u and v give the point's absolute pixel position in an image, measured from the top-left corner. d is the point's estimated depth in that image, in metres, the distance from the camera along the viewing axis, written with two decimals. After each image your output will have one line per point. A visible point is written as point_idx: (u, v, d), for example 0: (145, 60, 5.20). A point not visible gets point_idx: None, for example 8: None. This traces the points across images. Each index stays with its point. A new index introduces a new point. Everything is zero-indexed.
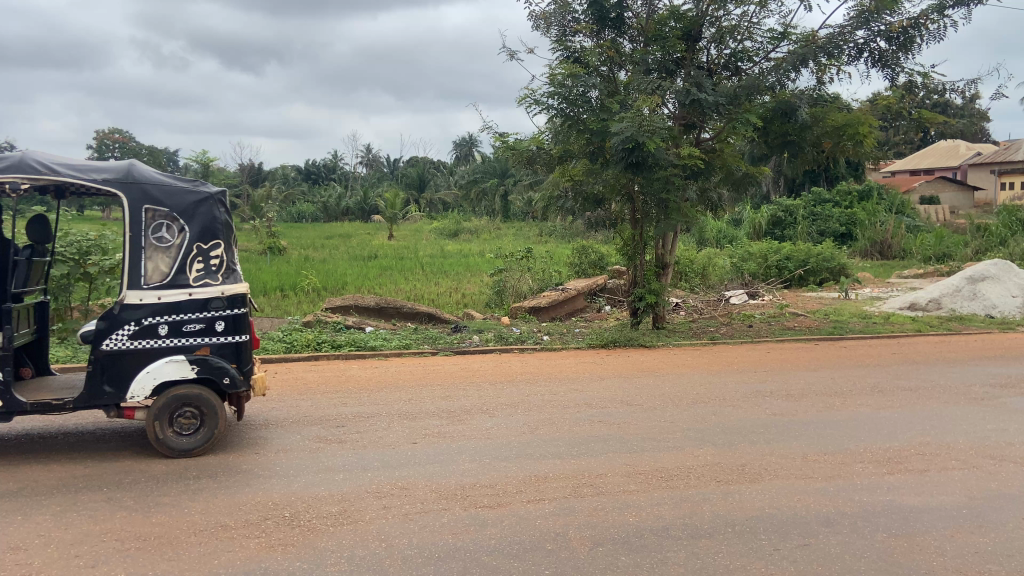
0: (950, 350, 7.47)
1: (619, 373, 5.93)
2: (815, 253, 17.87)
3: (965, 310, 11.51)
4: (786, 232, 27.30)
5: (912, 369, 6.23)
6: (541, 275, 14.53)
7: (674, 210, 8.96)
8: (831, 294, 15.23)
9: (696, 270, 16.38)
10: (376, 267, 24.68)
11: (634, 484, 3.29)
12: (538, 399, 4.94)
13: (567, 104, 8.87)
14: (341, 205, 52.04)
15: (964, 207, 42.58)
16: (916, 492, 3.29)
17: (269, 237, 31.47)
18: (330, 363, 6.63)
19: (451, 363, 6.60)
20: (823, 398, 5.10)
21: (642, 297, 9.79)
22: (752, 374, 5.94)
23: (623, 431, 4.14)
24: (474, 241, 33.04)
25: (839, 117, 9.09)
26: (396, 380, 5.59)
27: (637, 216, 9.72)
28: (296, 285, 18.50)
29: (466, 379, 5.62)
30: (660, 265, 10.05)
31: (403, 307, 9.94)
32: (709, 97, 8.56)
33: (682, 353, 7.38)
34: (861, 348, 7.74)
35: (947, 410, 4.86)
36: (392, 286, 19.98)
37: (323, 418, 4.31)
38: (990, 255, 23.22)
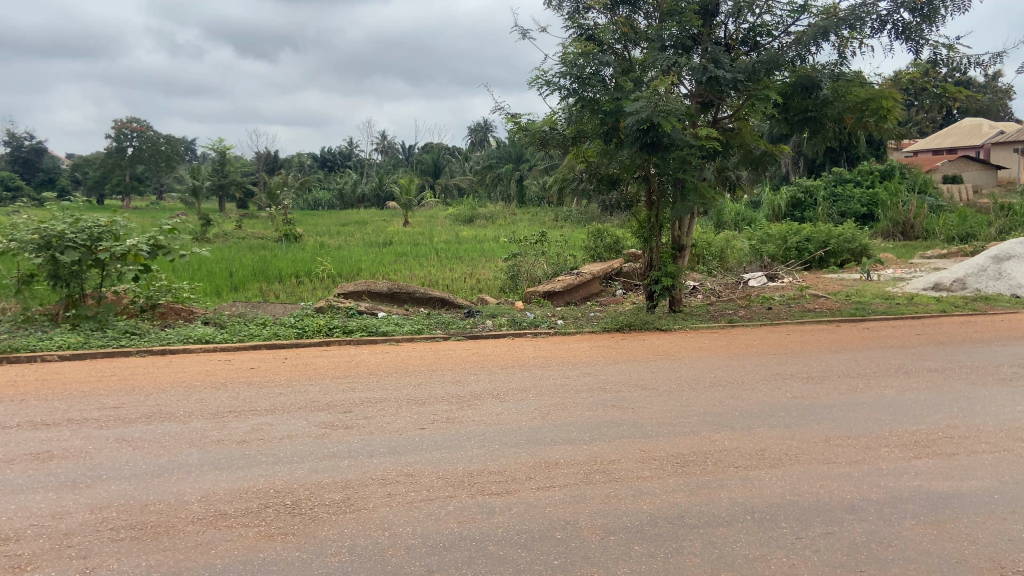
0: (977, 330, 7.27)
1: (633, 357, 5.80)
2: (836, 234, 17.59)
3: (991, 290, 11.25)
4: (806, 213, 26.94)
5: (938, 351, 6.04)
6: (557, 260, 14.39)
7: (691, 190, 8.81)
8: (852, 275, 14.98)
9: (713, 252, 16.19)
10: (392, 254, 24.65)
11: (648, 470, 3.18)
12: (552, 383, 4.84)
13: (580, 83, 8.70)
14: (357, 191, 52.18)
15: (987, 186, 42.00)
16: (945, 477, 3.15)
17: (285, 224, 31.53)
18: (341, 349, 6.56)
19: (463, 348, 6.50)
20: (845, 381, 4.95)
21: (659, 280, 9.61)
22: (771, 357, 5.79)
23: (638, 415, 4.02)
24: (490, 227, 32.95)
25: (861, 92, 8.88)
26: (407, 366, 5.49)
27: (652, 197, 9.54)
28: (312, 272, 18.48)
29: (478, 363, 5.52)
30: (677, 247, 9.87)
31: (416, 292, 9.82)
32: (726, 74, 8.35)
33: (699, 336, 7.24)
34: (885, 329, 7.57)
35: (976, 392, 4.68)
36: (407, 272, 19.94)
37: (330, 404, 4.22)
38: (1015, 234, 22.90)
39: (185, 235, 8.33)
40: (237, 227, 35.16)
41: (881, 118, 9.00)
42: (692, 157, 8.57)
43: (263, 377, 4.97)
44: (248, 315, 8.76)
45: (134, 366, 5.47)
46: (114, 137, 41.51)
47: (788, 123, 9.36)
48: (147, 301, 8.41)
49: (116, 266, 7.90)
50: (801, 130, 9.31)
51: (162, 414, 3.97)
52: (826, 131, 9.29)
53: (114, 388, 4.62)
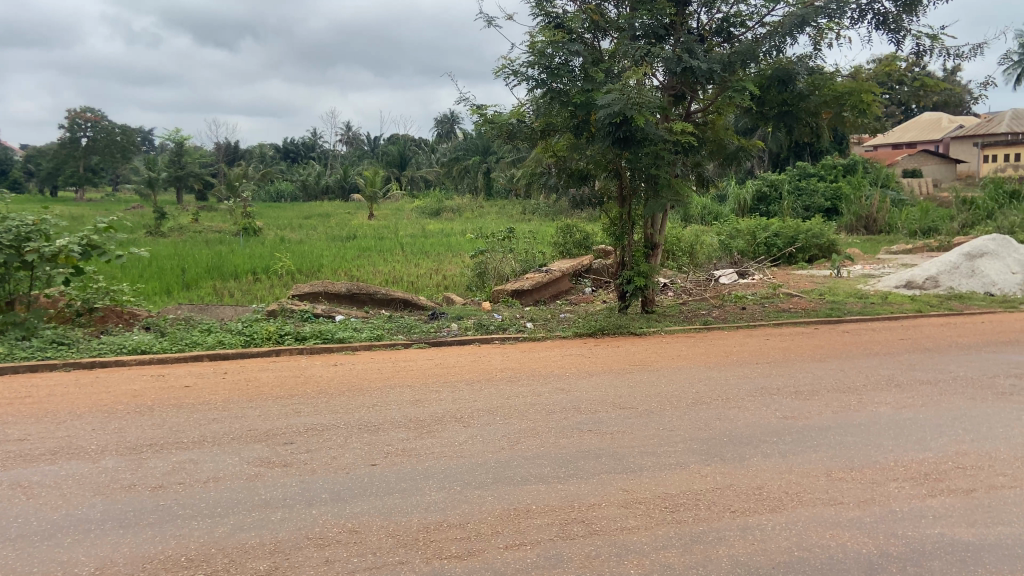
0: (961, 333, 6.99)
1: (608, 369, 5.38)
2: (804, 229, 17.44)
3: (964, 288, 11.08)
4: (771, 207, 26.85)
5: (926, 359, 5.72)
6: (524, 256, 13.93)
7: (665, 187, 8.44)
8: (822, 271, 14.79)
9: (682, 249, 15.91)
10: (355, 248, 24.02)
11: (633, 519, 2.74)
12: (520, 402, 4.39)
13: (547, 74, 8.22)
14: (320, 183, 51.25)
15: (947, 180, 42.68)
16: (969, 521, 2.77)
17: (245, 218, 30.67)
18: (291, 360, 6.04)
19: (425, 357, 6.03)
20: (836, 396, 4.57)
21: (631, 280, 9.23)
22: (754, 367, 5.41)
23: (617, 443, 3.59)
24: (456, 220, 32.43)
25: (841, 85, 8.56)
26: (361, 381, 5.00)
27: (625, 193, 9.13)
28: (269, 268, 17.86)
29: (439, 378, 5.05)
30: (649, 245, 9.48)
31: (376, 293, 9.30)
32: (701, 64, 7.96)
33: (675, 342, 6.85)
34: (866, 333, 7.26)
35: (977, 408, 4.33)
36: (369, 267, 19.35)
37: (270, 434, 3.73)
38: (977, 228, 23.22)
39: (123, 234, 7.73)
40: (194, 221, 34.16)
41: (860, 112, 8.69)
42: (666, 152, 8.18)
43: (198, 400, 4.44)
44: (195, 320, 8.18)
45: (54, 384, 4.92)
46: (66, 127, 40.08)
47: (764, 116, 9.01)
48: (84, 304, 7.79)
49: (46, 269, 7.27)
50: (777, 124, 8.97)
51: (73, 451, 3.46)
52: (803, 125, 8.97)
53: (24, 415, 4.08)
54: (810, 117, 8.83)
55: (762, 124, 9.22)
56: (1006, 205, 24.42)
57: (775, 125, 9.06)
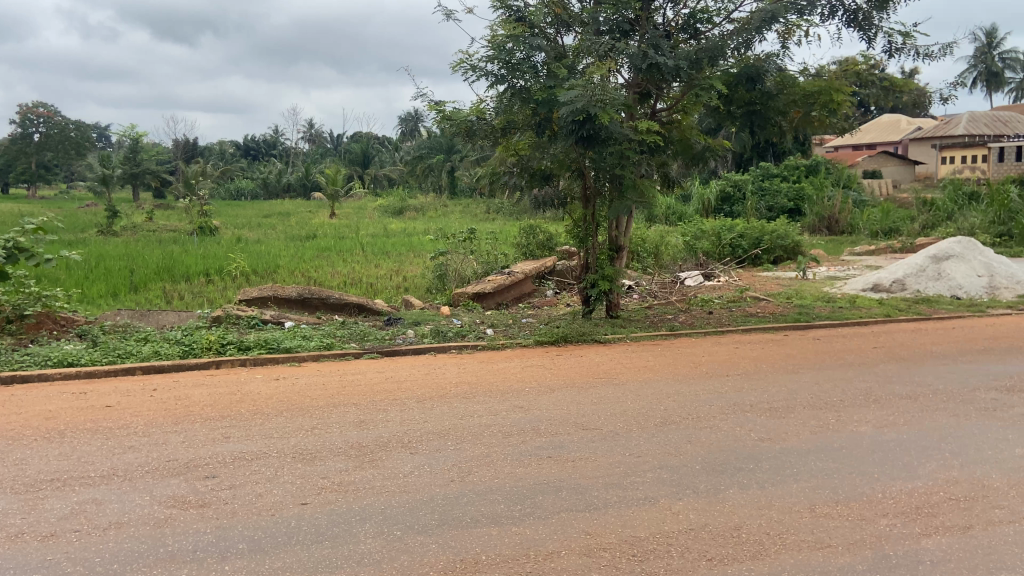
0: (932, 340, 6.81)
1: (571, 383, 5.04)
2: (769, 230, 17.37)
3: (930, 291, 10.99)
4: (734, 208, 26.73)
5: (901, 369, 5.49)
6: (486, 257, 13.57)
7: (629, 188, 8.16)
8: (786, 273, 14.68)
9: (646, 250, 15.70)
10: (315, 248, 23.47)
11: (596, 571, 2.40)
12: (473, 424, 4.03)
13: (508, 69, 7.86)
14: (282, 181, 50.35)
15: (905, 182, 43.40)
16: (970, 568, 2.47)
17: (201, 217, 29.88)
18: (230, 374, 5.61)
19: (376, 370, 5.64)
20: (813, 414, 4.29)
21: (595, 284, 8.92)
22: (725, 380, 5.11)
23: (579, 474, 3.25)
24: (421, 219, 31.99)
25: (809, 84, 8.37)
26: (302, 399, 4.60)
27: (589, 193, 8.82)
28: (224, 269, 17.27)
29: (388, 395, 4.67)
30: (614, 247, 9.19)
31: (329, 298, 8.86)
32: (667, 61, 7.67)
33: (642, 350, 6.55)
34: (837, 339, 7.04)
35: (961, 426, 4.08)
36: (328, 268, 18.83)
37: (192, 467, 3.32)
38: (936, 230, 23.57)
39: (54, 236, 7.20)
40: (149, 219, 33.21)
41: (829, 112, 8.50)
42: (631, 152, 7.89)
43: (117, 425, 4.01)
44: (133, 327, 7.68)
45: None
46: (17, 122, 38.75)
47: (732, 115, 8.78)
48: (12, 311, 7.26)
49: None
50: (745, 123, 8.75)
51: None
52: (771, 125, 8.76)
53: None
54: (778, 116, 8.62)
55: (729, 123, 9.00)
56: (964, 206, 24.74)
57: (742, 125, 8.84)
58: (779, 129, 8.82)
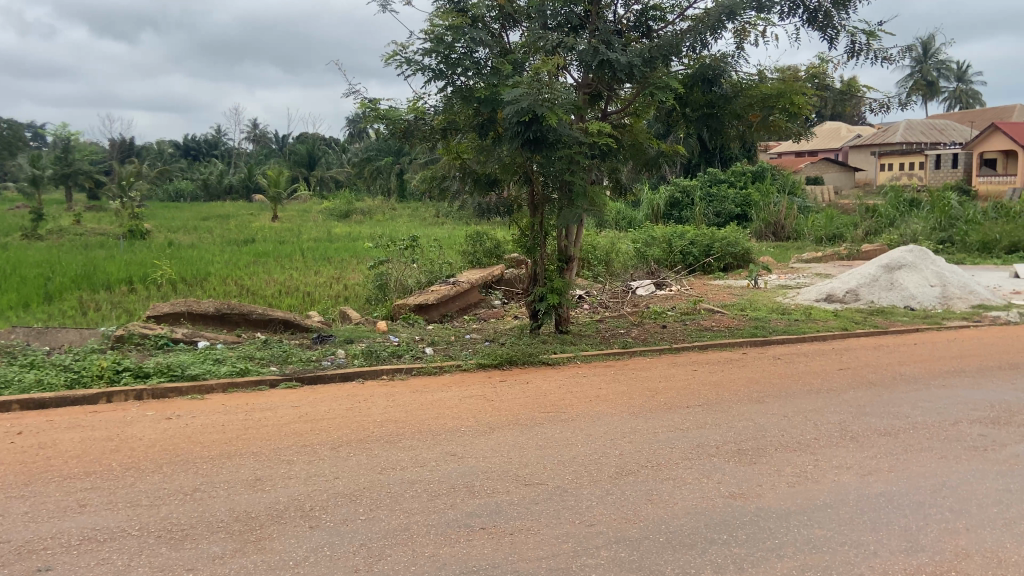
0: (898, 360, 6.40)
1: (511, 419, 4.43)
2: (720, 237, 17.06)
3: (885, 301, 10.69)
4: (683, 213, 26.73)
5: (872, 396, 5.02)
6: (429, 265, 12.89)
7: (579, 195, 7.57)
8: (738, 281, 14.35)
9: (596, 257, 15.23)
10: (252, 254, 22.44)
11: None
12: (394, 480, 3.39)
13: (448, 65, 7.20)
14: (224, 182, 48.71)
15: (847, 188, 44.13)
16: None
17: (133, 220, 28.47)
18: (119, 412, 4.86)
19: (291, 403, 4.94)
20: (787, 457, 3.76)
21: (543, 297, 8.32)
22: (683, 413, 4.56)
23: (517, 556, 2.64)
24: (366, 223, 31.10)
25: (767, 85, 7.91)
26: (193, 448, 3.90)
27: (536, 200, 8.20)
28: (149, 278, 16.26)
29: (297, 440, 4.00)
30: (564, 258, 8.59)
31: (251, 314, 8.09)
32: (619, 58, 7.11)
33: (591, 373, 5.98)
34: (799, 359, 6.58)
35: (951, 472, 3.58)
36: (264, 275, 17.91)
37: (23, 560, 2.63)
38: (880, 236, 23.71)
39: None
40: (76, 222, 31.67)
41: (790, 117, 8.05)
42: (581, 156, 7.31)
43: None
44: (22, 349, 6.82)
45: None
46: None
47: (688, 119, 8.29)
48: None
49: None
50: (702, 128, 8.25)
51: None
52: (729, 130, 8.29)
53: None
54: (736, 120, 8.15)
55: (685, 128, 8.50)
56: (906, 212, 24.97)
57: (699, 129, 8.35)
58: (737, 134, 8.35)
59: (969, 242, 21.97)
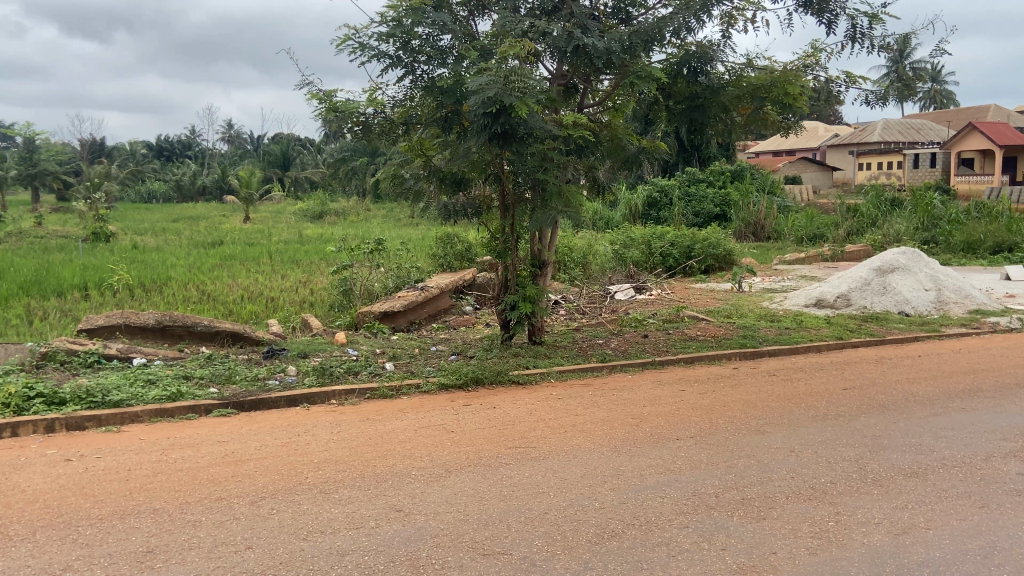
0: (905, 377, 5.84)
1: (473, 459, 3.78)
2: (701, 238, 16.52)
3: (877, 307, 10.18)
4: (661, 214, 26.31)
5: (886, 424, 4.42)
6: (397, 269, 12.18)
7: (553, 194, 6.93)
8: (721, 284, 13.83)
9: (574, 260, 14.60)
10: (217, 257, 21.63)
11: None
12: (321, 550, 2.73)
13: (408, 51, 6.54)
14: (196, 183, 47.66)
15: (825, 188, 44.02)
16: None
17: (96, 222, 27.51)
18: (15, 450, 4.15)
19: (218, 438, 4.25)
20: (801, 509, 3.15)
21: (516, 305, 7.67)
22: (674, 449, 3.94)
23: None
24: (339, 224, 30.34)
25: (756, 77, 7.33)
26: (84, 505, 3.21)
27: (507, 201, 7.54)
28: (103, 283, 15.45)
29: (212, 492, 3.32)
30: (538, 263, 7.94)
31: (195, 326, 7.36)
32: (597, 44, 6.48)
33: (567, 395, 5.33)
34: (796, 375, 6.00)
35: (998, 529, 3.00)
36: (227, 280, 17.13)
37: None
38: (860, 237, 23.38)
39: None
40: (36, 224, 30.58)
41: (784, 110, 7.44)
42: (554, 152, 6.67)
43: None
44: None
45: None
46: None
47: (673, 112, 7.67)
48: None
49: None
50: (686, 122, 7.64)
51: None
52: (718, 123, 7.69)
53: None
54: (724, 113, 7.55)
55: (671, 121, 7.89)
56: (887, 212, 24.62)
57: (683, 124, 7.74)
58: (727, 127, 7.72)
59: (952, 242, 21.63)
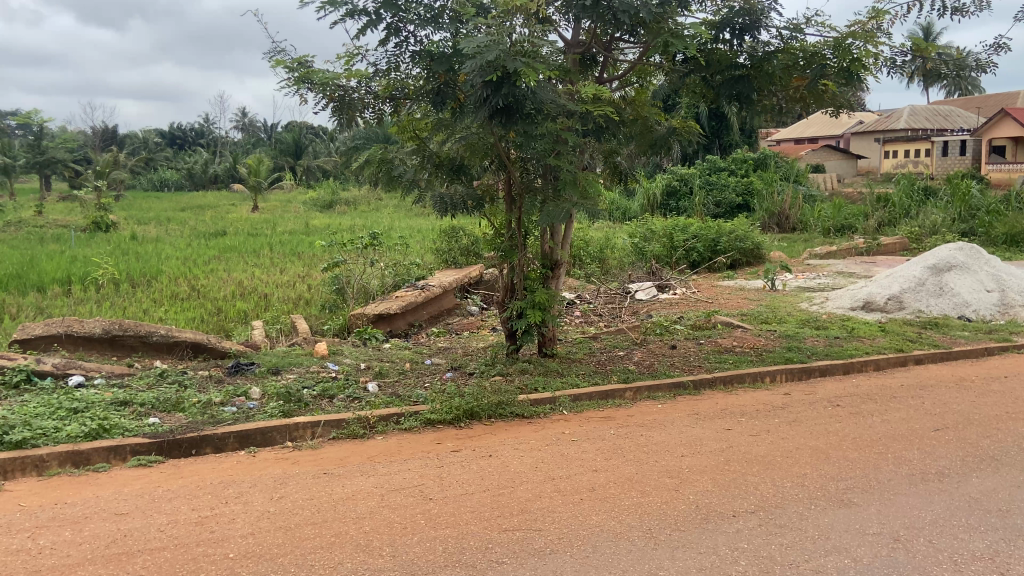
0: (1005, 410, 4.71)
1: (453, 553, 2.72)
2: (727, 230, 15.34)
3: (934, 310, 9.00)
4: (680, 203, 25.14)
5: (1011, 493, 3.32)
6: (396, 266, 11.13)
7: (568, 184, 5.84)
8: (751, 282, 12.67)
9: (590, 255, 13.55)
10: (217, 248, 20.69)
11: None
12: None
13: (390, 9, 5.39)
14: (207, 172, 46.89)
15: (849, 176, 42.58)
16: None
17: (97, 211, 26.69)
18: None
19: (119, 508, 3.20)
20: None
21: (523, 313, 6.60)
22: (732, 536, 2.86)
23: None
24: (348, 213, 29.35)
25: (809, 44, 6.17)
26: None
27: (513, 191, 6.44)
28: (88, 278, 14.51)
29: None
30: (549, 263, 6.84)
31: (150, 337, 6.34)
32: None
33: (584, 436, 4.25)
34: (865, 407, 4.89)
35: None
36: (222, 274, 16.17)
37: None
38: (892, 229, 22.11)
39: None
40: (38, 213, 29.80)
41: (847, 81, 6.27)
42: (568, 133, 5.56)
43: None
44: None
45: None
46: None
47: (711, 85, 6.51)
48: None
49: None
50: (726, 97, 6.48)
51: None
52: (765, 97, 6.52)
53: None
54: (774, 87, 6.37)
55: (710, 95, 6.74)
56: (920, 203, 23.31)
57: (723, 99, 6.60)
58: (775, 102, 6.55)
59: (994, 234, 20.30)
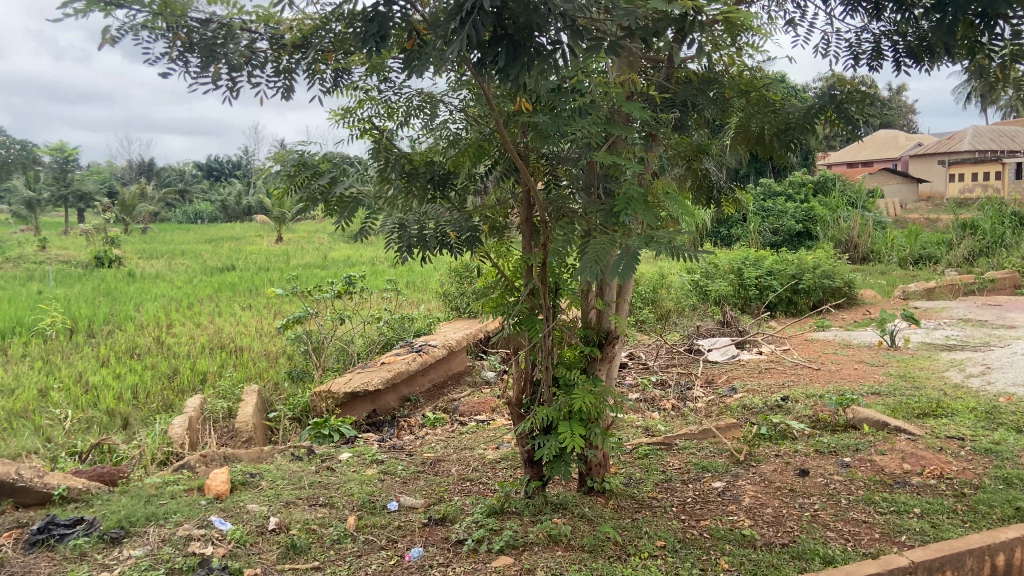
0: None
1: None
2: (807, 264, 12.36)
3: None
4: (734, 232, 22.18)
5: None
6: (387, 319, 8.43)
7: (634, 200, 3.08)
8: (857, 334, 9.70)
9: (641, 298, 10.73)
10: (211, 286, 18.29)
11: None
12: None
13: None
14: (233, 204, 45.16)
15: (912, 201, 39.11)
16: None
17: (98, 246, 24.55)
18: None
19: None
20: None
21: (552, 428, 3.81)
22: None
23: None
24: (368, 245, 26.91)
25: None
26: None
27: (530, 212, 3.69)
28: (36, 328, 12.07)
29: None
30: (599, 338, 4.02)
31: None
32: None
33: None
34: None
35: None
36: (203, 319, 13.65)
37: None
38: (986, 261, 18.85)
39: None
40: (42, 248, 27.84)
41: None
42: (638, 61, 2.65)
43: None
44: None
45: None
46: None
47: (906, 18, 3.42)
48: None
49: None
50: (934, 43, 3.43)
51: None
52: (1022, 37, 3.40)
53: None
54: None
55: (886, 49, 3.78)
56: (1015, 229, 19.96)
57: (923, 49, 3.57)
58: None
59: None
